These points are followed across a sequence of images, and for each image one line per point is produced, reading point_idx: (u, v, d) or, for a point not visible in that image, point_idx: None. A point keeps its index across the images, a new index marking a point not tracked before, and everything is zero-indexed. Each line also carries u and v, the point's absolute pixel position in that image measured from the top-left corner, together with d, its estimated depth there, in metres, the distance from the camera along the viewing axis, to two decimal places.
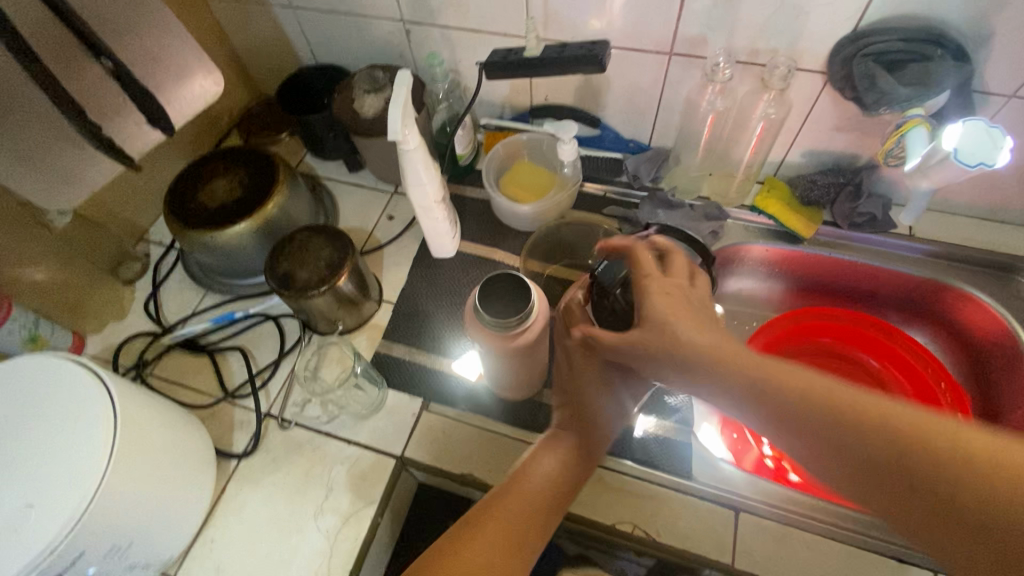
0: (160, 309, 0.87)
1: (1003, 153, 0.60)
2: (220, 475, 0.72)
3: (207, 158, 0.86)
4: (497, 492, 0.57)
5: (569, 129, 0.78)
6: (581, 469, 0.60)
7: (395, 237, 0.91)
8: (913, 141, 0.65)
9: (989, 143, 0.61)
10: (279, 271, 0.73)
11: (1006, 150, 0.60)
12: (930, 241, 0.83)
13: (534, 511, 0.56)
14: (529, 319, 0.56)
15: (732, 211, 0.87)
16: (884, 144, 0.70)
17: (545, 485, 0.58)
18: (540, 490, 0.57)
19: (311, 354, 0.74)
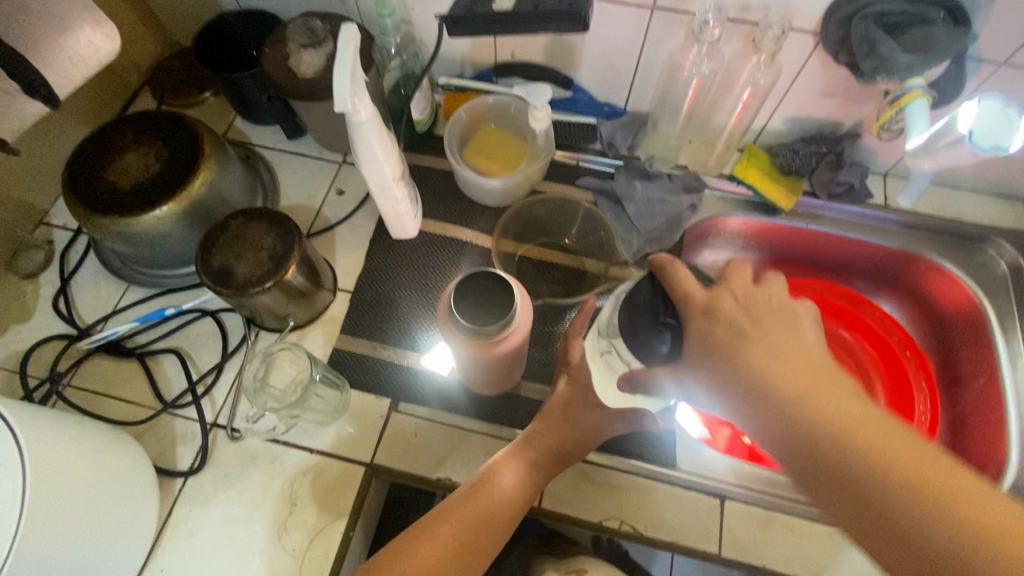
0: (74, 307, 0.75)
1: (1019, 136, 0.61)
2: (165, 496, 0.64)
3: (113, 126, 0.72)
4: (472, 485, 0.57)
5: (543, 94, 0.70)
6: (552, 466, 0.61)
7: (347, 215, 0.81)
8: (915, 114, 0.61)
9: (1006, 124, 0.61)
10: (213, 265, 0.63)
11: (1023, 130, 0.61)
12: (905, 212, 0.82)
13: (500, 511, 0.56)
14: (512, 323, 0.50)
15: (710, 180, 0.83)
16: (879, 114, 0.67)
17: (518, 485, 0.58)
18: (513, 490, 0.57)
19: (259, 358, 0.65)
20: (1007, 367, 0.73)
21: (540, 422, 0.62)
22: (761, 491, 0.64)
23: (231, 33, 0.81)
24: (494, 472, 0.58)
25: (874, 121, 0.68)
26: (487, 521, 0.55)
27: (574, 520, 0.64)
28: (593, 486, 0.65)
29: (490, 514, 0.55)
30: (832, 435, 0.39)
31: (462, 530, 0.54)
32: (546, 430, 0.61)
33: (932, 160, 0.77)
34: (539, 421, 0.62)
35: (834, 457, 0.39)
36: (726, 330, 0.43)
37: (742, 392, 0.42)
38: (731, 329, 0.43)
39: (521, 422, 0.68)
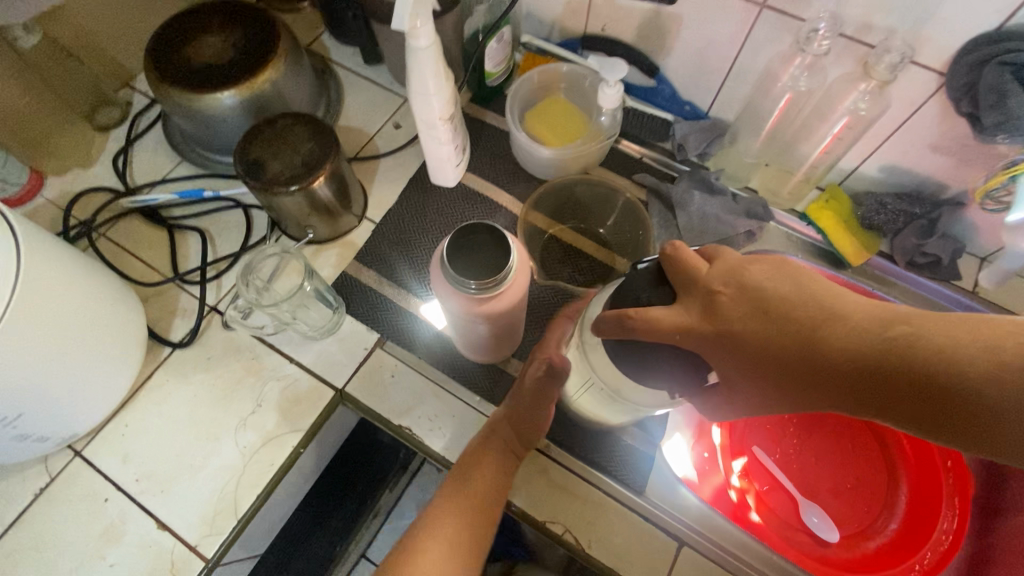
0: (129, 168, 0.79)
1: None
2: (149, 360, 0.67)
3: (205, 7, 0.74)
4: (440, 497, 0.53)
5: (618, 70, 0.65)
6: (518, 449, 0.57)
7: (395, 149, 0.81)
8: None
9: None
10: (249, 157, 0.64)
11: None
12: (995, 305, 0.71)
13: (475, 514, 0.52)
14: (501, 287, 0.47)
15: (777, 213, 0.75)
16: (988, 181, 0.58)
17: (489, 481, 0.54)
18: (484, 487, 0.53)
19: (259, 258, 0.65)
20: None
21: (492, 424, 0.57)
22: (729, 550, 0.59)
23: None
24: (472, 457, 0.55)
25: (981, 186, 0.59)
26: (455, 550, 0.50)
27: (521, 513, 0.61)
28: (551, 486, 0.61)
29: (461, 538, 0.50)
30: (910, 358, 0.34)
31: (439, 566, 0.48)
32: (502, 433, 0.56)
33: None
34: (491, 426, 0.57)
35: (911, 378, 0.34)
36: (747, 312, 0.38)
37: (790, 354, 0.37)
38: (740, 312, 0.38)
39: (498, 398, 0.65)
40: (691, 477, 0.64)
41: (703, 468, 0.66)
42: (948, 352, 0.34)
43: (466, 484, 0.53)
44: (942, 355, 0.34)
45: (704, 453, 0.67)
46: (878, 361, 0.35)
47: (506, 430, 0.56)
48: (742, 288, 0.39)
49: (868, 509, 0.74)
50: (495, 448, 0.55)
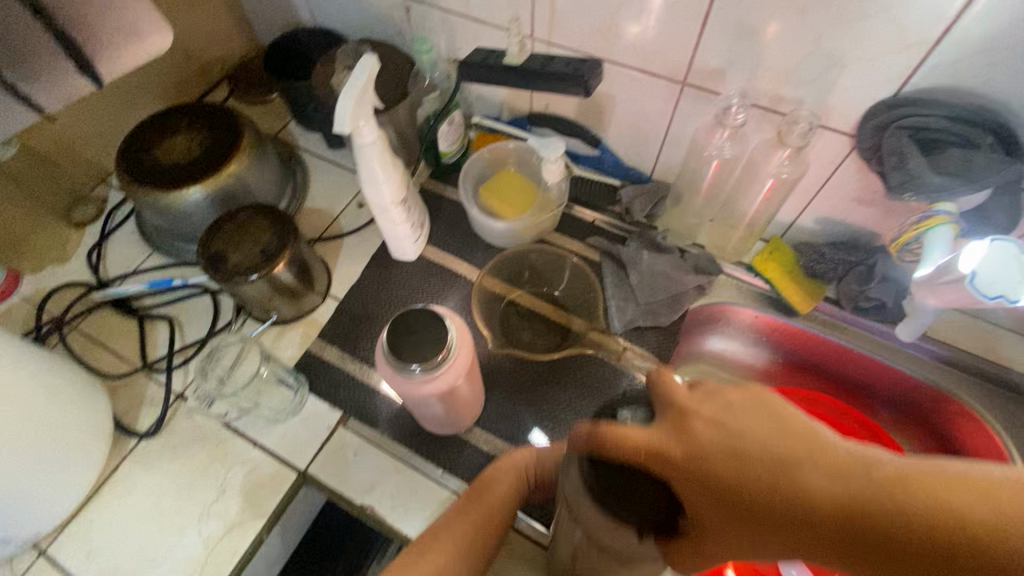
0: (102, 261, 0.82)
1: None
2: (116, 452, 0.68)
3: (175, 111, 0.80)
4: (453, 511, 0.53)
5: (556, 148, 0.70)
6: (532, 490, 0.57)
7: (358, 227, 0.84)
8: (934, 243, 0.56)
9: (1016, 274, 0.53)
10: (212, 250, 0.67)
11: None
12: (941, 343, 0.73)
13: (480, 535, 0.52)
14: (441, 367, 0.49)
15: (726, 267, 0.79)
16: (901, 236, 0.62)
17: (503, 503, 0.54)
18: (496, 508, 0.54)
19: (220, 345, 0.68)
20: None
21: (467, 492, 0.56)
22: None
23: (301, 45, 0.88)
24: (489, 480, 0.56)
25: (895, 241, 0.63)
26: None
27: None
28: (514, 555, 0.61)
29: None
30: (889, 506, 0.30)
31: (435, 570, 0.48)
32: (478, 499, 0.54)
33: (933, 298, 0.61)
34: (466, 494, 0.55)
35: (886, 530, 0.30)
36: (717, 443, 0.33)
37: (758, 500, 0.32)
38: (709, 441, 0.33)
39: (460, 469, 0.66)
40: None
41: None
42: (928, 494, 0.30)
43: (438, 546, 0.50)
44: (906, 499, 0.30)
45: None
46: (855, 509, 0.30)
47: (485, 497, 0.54)
48: (712, 416, 0.35)
49: None
50: (470, 510, 0.53)
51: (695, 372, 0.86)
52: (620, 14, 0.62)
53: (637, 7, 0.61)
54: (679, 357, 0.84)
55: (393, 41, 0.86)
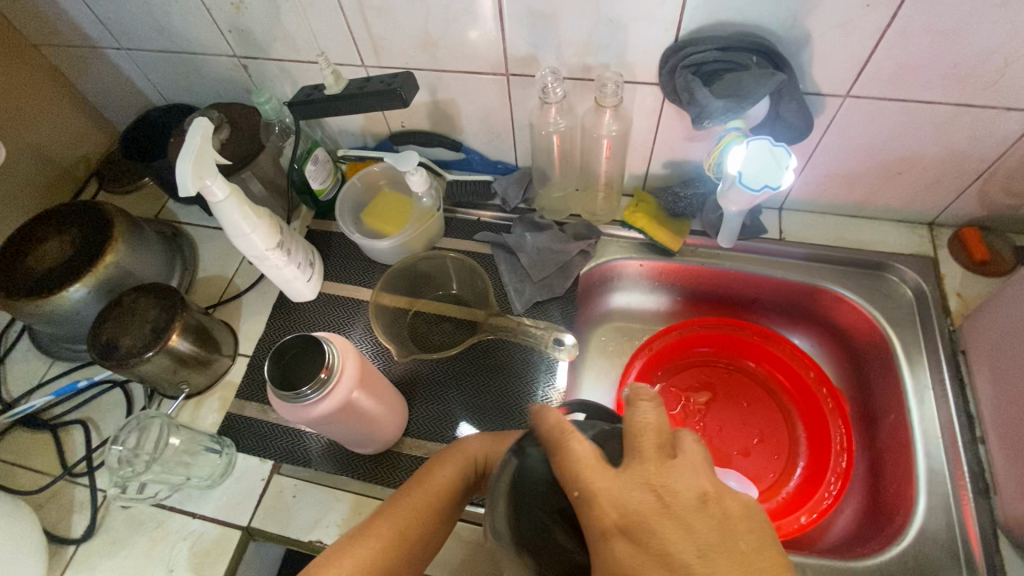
0: (3, 384, 0.81)
1: (787, 174, 0.61)
2: (55, 565, 0.67)
3: (39, 219, 0.80)
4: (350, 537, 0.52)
5: (412, 159, 0.75)
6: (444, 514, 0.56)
7: (255, 283, 0.86)
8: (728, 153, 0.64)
9: (773, 163, 0.61)
10: (102, 340, 0.68)
11: (790, 168, 0.61)
12: (802, 244, 0.80)
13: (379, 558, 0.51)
14: (329, 385, 0.52)
15: (604, 228, 0.84)
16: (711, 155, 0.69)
17: (406, 524, 0.53)
18: (397, 529, 0.53)
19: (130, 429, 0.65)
20: (913, 401, 0.69)
21: (413, 478, 0.58)
22: None
23: (156, 126, 0.90)
24: (388, 506, 0.55)
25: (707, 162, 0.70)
26: None
27: None
28: (464, 543, 0.64)
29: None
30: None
31: None
32: (423, 485, 0.56)
33: (737, 204, 0.67)
34: (411, 479, 0.58)
35: None
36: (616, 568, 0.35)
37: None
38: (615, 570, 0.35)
39: (397, 480, 0.68)
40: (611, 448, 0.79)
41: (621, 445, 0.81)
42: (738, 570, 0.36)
43: (376, 537, 0.52)
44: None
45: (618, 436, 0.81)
46: None
47: (428, 484, 0.56)
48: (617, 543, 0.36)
49: (777, 456, 0.80)
50: (412, 498, 0.55)
51: (609, 331, 0.91)
52: (429, 27, 0.67)
53: (440, 19, 0.66)
54: (589, 321, 0.89)
55: (244, 100, 0.89)
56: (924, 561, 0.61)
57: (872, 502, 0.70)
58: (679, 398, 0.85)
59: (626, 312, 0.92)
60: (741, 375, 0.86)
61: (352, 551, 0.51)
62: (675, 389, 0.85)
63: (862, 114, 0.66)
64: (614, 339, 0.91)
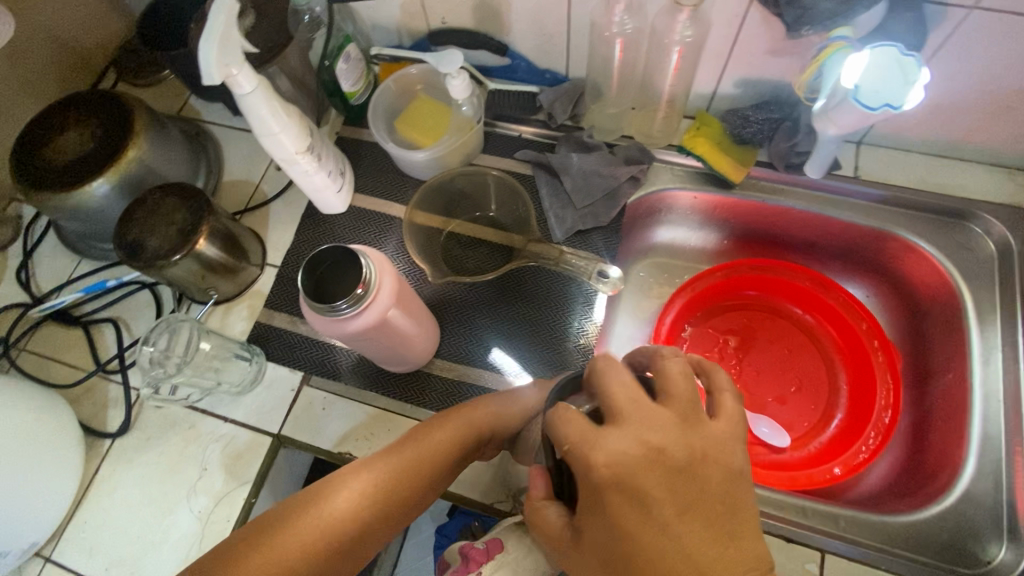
0: (33, 278, 0.80)
1: (915, 90, 0.53)
2: (94, 456, 0.69)
3: (57, 106, 0.75)
4: (387, 450, 0.54)
5: (455, 59, 0.67)
6: (469, 455, 0.57)
7: (283, 191, 0.82)
8: (833, 68, 0.57)
9: (900, 76, 0.53)
10: (128, 239, 0.66)
11: (919, 83, 0.52)
12: (880, 184, 0.72)
13: (408, 478, 0.52)
14: (365, 300, 0.49)
15: (658, 152, 0.77)
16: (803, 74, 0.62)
17: (440, 456, 0.54)
18: (433, 459, 0.54)
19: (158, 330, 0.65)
20: (977, 361, 0.65)
21: (403, 439, 0.55)
22: None
23: (175, 11, 0.82)
24: (426, 431, 0.55)
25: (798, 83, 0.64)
26: (332, 541, 0.48)
27: (472, 502, 0.64)
28: (490, 467, 0.64)
29: (337, 545, 0.48)
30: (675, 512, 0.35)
31: (361, 494, 0.50)
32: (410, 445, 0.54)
33: (835, 126, 0.60)
34: (400, 439, 0.55)
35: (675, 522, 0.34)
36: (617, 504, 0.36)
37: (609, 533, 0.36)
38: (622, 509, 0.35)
39: (428, 400, 0.68)
40: None
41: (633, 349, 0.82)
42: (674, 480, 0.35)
43: (357, 486, 0.50)
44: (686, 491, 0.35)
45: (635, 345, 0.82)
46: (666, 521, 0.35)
47: (418, 444, 0.54)
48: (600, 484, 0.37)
49: (814, 406, 0.77)
50: (396, 458, 0.53)
51: (649, 267, 0.86)
52: None
53: None
54: (631, 255, 0.84)
55: None
56: (962, 521, 0.60)
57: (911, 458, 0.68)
58: (716, 339, 0.81)
59: (669, 248, 0.86)
60: (786, 322, 0.81)
61: (323, 500, 0.49)
62: (713, 331, 0.82)
63: (989, 30, 0.56)
64: (654, 276, 0.86)
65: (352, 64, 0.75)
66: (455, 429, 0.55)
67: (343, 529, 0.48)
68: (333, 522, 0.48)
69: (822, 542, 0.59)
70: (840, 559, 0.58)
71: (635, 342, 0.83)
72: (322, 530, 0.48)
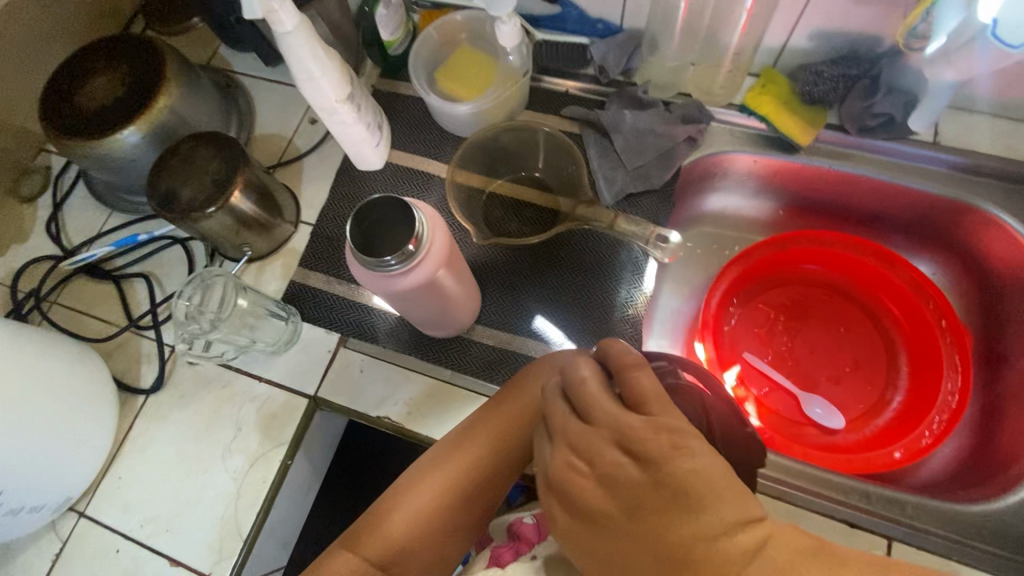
0: (64, 231, 0.78)
1: None
2: (127, 412, 0.67)
3: (86, 49, 0.72)
4: (481, 416, 0.52)
5: (505, 3, 0.62)
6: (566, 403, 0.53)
7: (317, 146, 0.78)
8: (948, 10, 0.54)
9: None
10: (160, 189, 0.63)
11: None
12: (961, 151, 0.66)
13: (507, 440, 0.50)
14: (416, 256, 0.46)
15: (716, 111, 0.72)
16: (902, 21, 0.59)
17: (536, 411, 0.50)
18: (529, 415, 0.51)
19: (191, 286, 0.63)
20: None
21: (485, 408, 0.52)
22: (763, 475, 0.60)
23: None
24: (515, 391, 0.52)
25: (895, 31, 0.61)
26: (449, 511, 0.49)
27: None
28: None
29: (451, 514, 0.49)
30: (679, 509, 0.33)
31: (466, 462, 0.50)
32: (487, 420, 0.51)
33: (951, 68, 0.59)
34: (490, 402, 0.53)
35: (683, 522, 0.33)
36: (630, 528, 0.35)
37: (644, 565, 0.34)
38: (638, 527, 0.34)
39: (469, 366, 0.65)
40: (669, 333, 0.78)
41: (679, 324, 0.78)
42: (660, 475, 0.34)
43: (459, 456, 0.50)
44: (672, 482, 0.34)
45: (684, 318, 0.79)
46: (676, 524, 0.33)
47: (492, 418, 0.51)
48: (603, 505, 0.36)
49: (872, 386, 0.73)
50: (492, 423, 0.51)
51: (698, 237, 0.81)
52: None
53: None
54: (679, 223, 0.79)
55: None
56: None
57: (981, 445, 0.64)
58: (766, 315, 0.77)
59: (720, 216, 0.81)
60: (844, 299, 0.77)
61: (430, 475, 0.50)
62: (764, 307, 0.78)
63: None
64: (702, 246, 0.81)
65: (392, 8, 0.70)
66: (540, 382, 0.51)
67: (456, 497, 0.49)
68: (444, 496, 0.49)
69: (891, 531, 0.56)
70: (910, 547, 0.55)
71: (681, 314, 0.79)
72: (436, 501, 0.49)
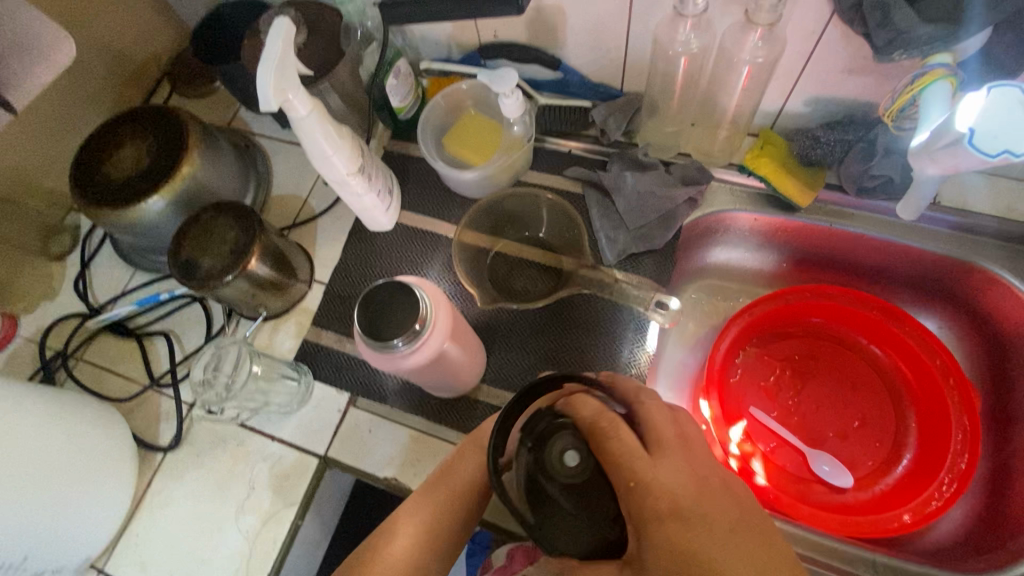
0: (91, 288, 0.82)
1: None
2: (146, 468, 0.70)
3: (116, 121, 0.76)
4: (425, 490, 0.55)
5: (508, 80, 0.65)
6: None
7: (330, 206, 0.81)
8: (933, 98, 0.54)
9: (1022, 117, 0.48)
10: (182, 258, 0.66)
11: None
12: (961, 212, 0.67)
13: (450, 512, 0.54)
14: (420, 337, 0.48)
15: (717, 171, 0.74)
16: (893, 101, 0.60)
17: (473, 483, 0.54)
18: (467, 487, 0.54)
19: (209, 350, 0.66)
20: None
21: (428, 482, 0.56)
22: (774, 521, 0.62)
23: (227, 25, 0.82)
24: (453, 465, 0.55)
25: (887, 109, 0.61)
26: None
27: (515, 534, 0.62)
28: None
29: None
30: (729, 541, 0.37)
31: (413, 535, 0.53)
32: (428, 496, 0.55)
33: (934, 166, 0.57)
34: (433, 474, 0.56)
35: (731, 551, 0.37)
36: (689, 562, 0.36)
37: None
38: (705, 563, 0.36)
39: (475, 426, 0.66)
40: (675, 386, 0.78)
41: (683, 378, 0.79)
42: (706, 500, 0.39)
43: (407, 530, 0.53)
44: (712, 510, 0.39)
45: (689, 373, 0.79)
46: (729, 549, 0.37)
47: (444, 487, 0.54)
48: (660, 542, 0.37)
49: (880, 444, 0.72)
50: (434, 496, 0.54)
51: (702, 289, 0.82)
52: None
53: None
54: (683, 277, 0.80)
55: None
56: None
57: (989, 509, 0.63)
58: (771, 368, 0.77)
59: (723, 269, 0.82)
60: (851, 352, 0.77)
61: (382, 549, 0.52)
62: (770, 359, 0.78)
63: None
64: (706, 299, 0.82)
65: (401, 79, 0.74)
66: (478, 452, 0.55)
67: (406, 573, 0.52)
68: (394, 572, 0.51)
69: None
70: None
71: (686, 368, 0.79)
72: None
